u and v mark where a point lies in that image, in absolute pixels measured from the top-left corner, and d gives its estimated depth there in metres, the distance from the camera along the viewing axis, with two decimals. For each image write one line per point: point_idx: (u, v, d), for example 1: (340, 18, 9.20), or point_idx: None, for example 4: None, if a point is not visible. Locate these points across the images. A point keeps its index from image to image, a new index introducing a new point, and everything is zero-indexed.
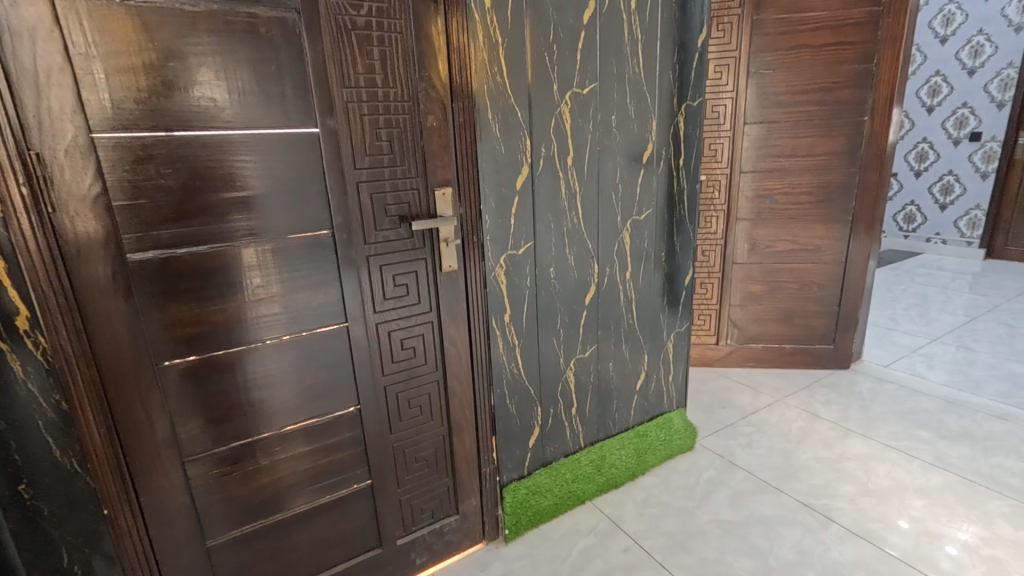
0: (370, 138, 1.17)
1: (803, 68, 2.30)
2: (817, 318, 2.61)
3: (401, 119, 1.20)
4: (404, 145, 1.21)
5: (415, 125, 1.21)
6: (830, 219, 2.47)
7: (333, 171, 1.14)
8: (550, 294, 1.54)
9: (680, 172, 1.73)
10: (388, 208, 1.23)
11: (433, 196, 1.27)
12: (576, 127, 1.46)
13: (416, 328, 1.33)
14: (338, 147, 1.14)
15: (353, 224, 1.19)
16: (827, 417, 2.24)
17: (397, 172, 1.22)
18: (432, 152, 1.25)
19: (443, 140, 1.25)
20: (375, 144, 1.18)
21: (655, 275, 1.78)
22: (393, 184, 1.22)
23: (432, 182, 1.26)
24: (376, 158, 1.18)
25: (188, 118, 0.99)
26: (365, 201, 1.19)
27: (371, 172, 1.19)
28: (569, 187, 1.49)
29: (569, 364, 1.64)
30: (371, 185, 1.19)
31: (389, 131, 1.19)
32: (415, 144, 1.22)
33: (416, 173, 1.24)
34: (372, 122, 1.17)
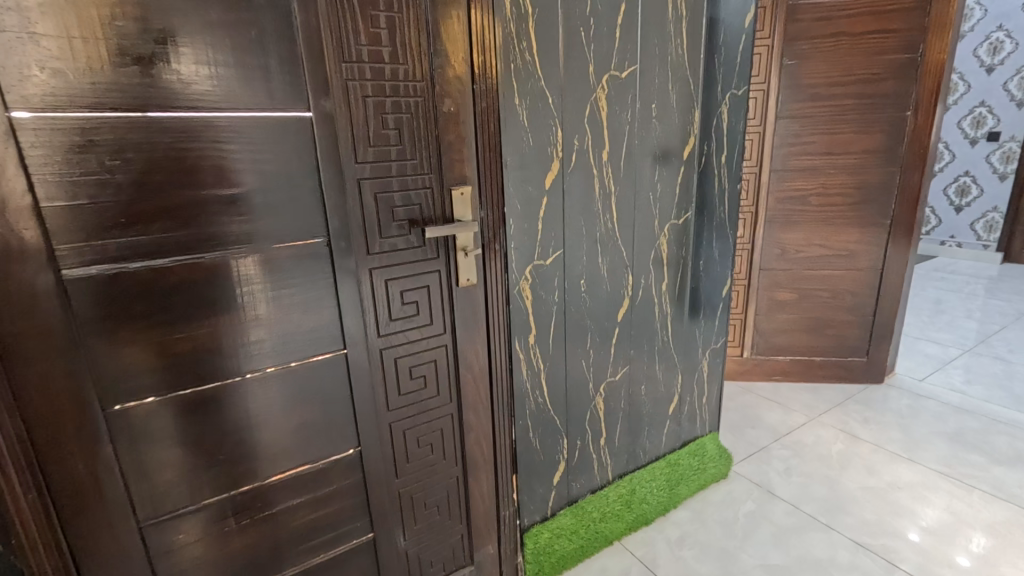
0: (374, 124, 0.96)
1: (840, 58, 2.11)
2: (849, 328, 2.42)
3: (412, 103, 0.98)
4: (415, 134, 1.00)
5: (428, 109, 1.00)
6: (866, 222, 2.28)
7: (328, 163, 0.93)
8: (579, 311, 1.33)
9: (721, 169, 1.54)
10: (395, 209, 1.01)
11: (449, 196, 1.06)
12: (613, 116, 1.25)
13: (427, 352, 1.12)
14: (336, 135, 0.92)
15: (353, 230, 0.98)
16: (867, 438, 2.05)
17: (407, 167, 1.00)
18: (448, 143, 1.04)
19: (462, 128, 1.04)
20: (381, 132, 0.96)
21: (691, 287, 1.59)
22: (403, 181, 1.01)
23: (447, 180, 1.05)
24: (380, 149, 0.97)
25: (142, 95, 0.77)
26: (368, 201, 0.98)
27: (376, 166, 0.97)
28: (603, 187, 1.28)
29: (598, 390, 1.44)
30: (375, 183, 0.98)
31: (397, 117, 0.97)
32: (428, 132, 1.01)
33: (429, 169, 1.03)
34: (377, 106, 0.95)
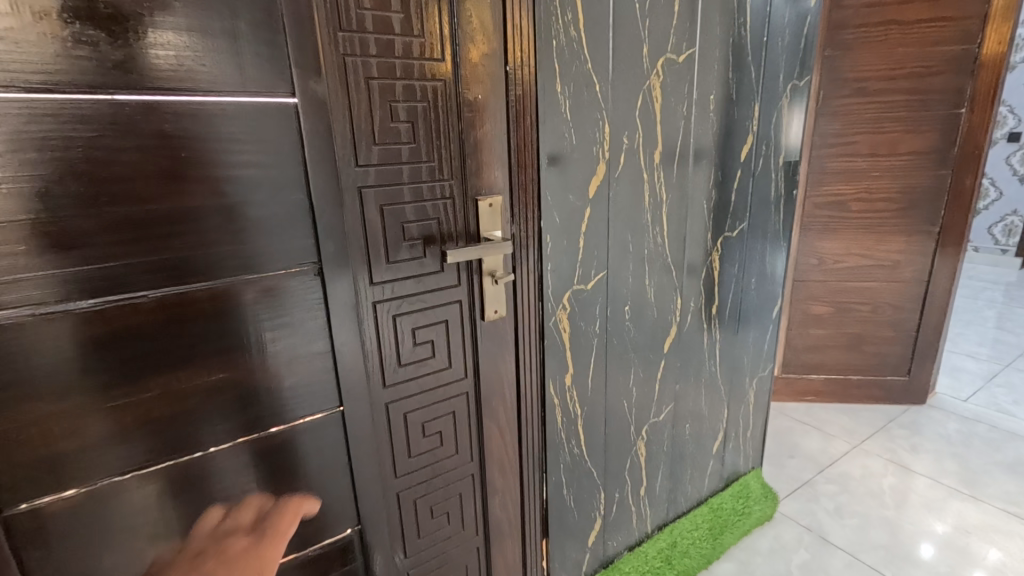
0: (381, 115, 0.73)
1: (889, 49, 1.91)
2: (889, 344, 2.23)
3: (429, 88, 0.76)
4: (433, 128, 0.78)
5: (448, 96, 0.78)
6: (912, 230, 2.08)
7: (320, 166, 0.70)
8: (623, 342, 1.12)
9: (778, 172, 1.33)
10: (406, 226, 0.79)
11: (474, 208, 0.84)
12: (667, 110, 1.03)
13: (445, 403, 0.90)
14: (331, 127, 0.70)
15: (353, 253, 0.75)
16: (920, 470, 1.85)
17: (421, 172, 0.78)
18: (474, 140, 0.81)
19: (492, 122, 0.82)
20: (388, 125, 0.74)
21: (742, 309, 1.39)
22: (417, 190, 0.78)
23: (472, 186, 0.83)
24: (388, 148, 0.75)
25: (82, 76, 0.55)
26: (372, 215, 0.75)
27: (383, 171, 0.75)
28: (653, 196, 1.06)
29: (640, 434, 1.23)
30: (381, 191, 0.75)
31: (410, 105, 0.75)
32: (448, 126, 0.79)
33: (449, 174, 0.81)
34: (384, 90, 0.73)
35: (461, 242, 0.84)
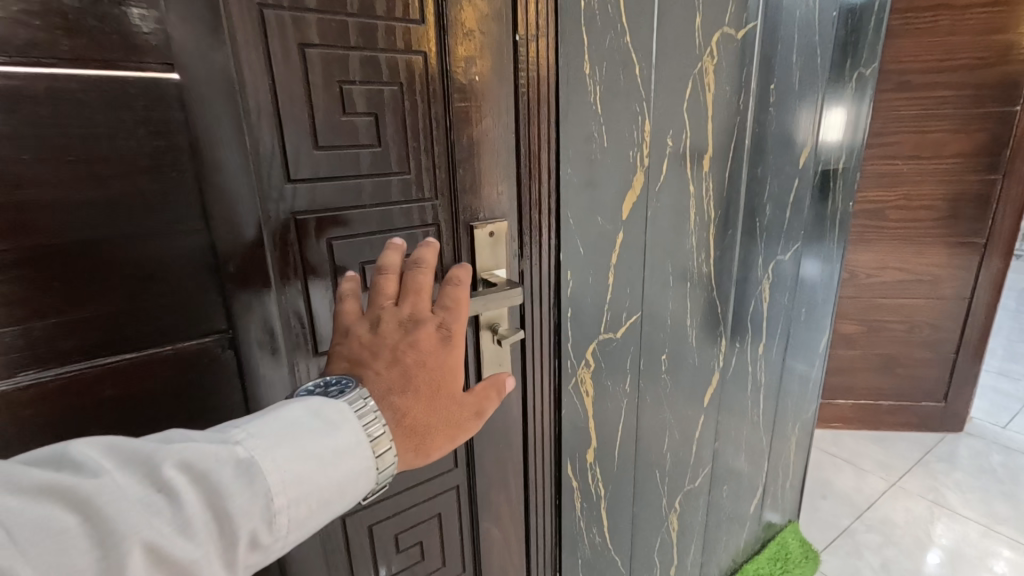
0: (327, 103, 0.48)
1: (938, 37, 1.69)
2: (924, 367, 2.02)
3: (402, 65, 0.51)
4: (408, 125, 0.53)
5: (432, 77, 0.53)
6: (956, 241, 1.86)
7: (228, 185, 0.46)
8: (657, 400, 0.88)
9: (835, 181, 1.12)
10: (368, 270, 0.54)
11: (469, 238, 0.60)
12: (720, 101, 0.80)
13: (427, 504, 0.66)
14: (247, 123, 0.45)
15: (292, 311, 0.51)
16: (971, 515, 1.64)
17: (391, 190, 0.54)
18: (470, 143, 0.57)
19: (495, 117, 0.58)
20: (339, 119, 0.49)
21: (789, 344, 1.16)
22: (385, 216, 0.54)
23: (466, 207, 0.59)
24: (339, 154, 0.50)
25: None
26: (315, 256, 0.51)
27: (333, 189, 0.50)
28: (700, 213, 0.83)
29: (673, 506, 0.99)
30: (329, 220, 0.51)
31: (374, 90, 0.50)
32: (430, 123, 0.54)
33: (433, 191, 0.56)
34: (331, 67, 0.48)
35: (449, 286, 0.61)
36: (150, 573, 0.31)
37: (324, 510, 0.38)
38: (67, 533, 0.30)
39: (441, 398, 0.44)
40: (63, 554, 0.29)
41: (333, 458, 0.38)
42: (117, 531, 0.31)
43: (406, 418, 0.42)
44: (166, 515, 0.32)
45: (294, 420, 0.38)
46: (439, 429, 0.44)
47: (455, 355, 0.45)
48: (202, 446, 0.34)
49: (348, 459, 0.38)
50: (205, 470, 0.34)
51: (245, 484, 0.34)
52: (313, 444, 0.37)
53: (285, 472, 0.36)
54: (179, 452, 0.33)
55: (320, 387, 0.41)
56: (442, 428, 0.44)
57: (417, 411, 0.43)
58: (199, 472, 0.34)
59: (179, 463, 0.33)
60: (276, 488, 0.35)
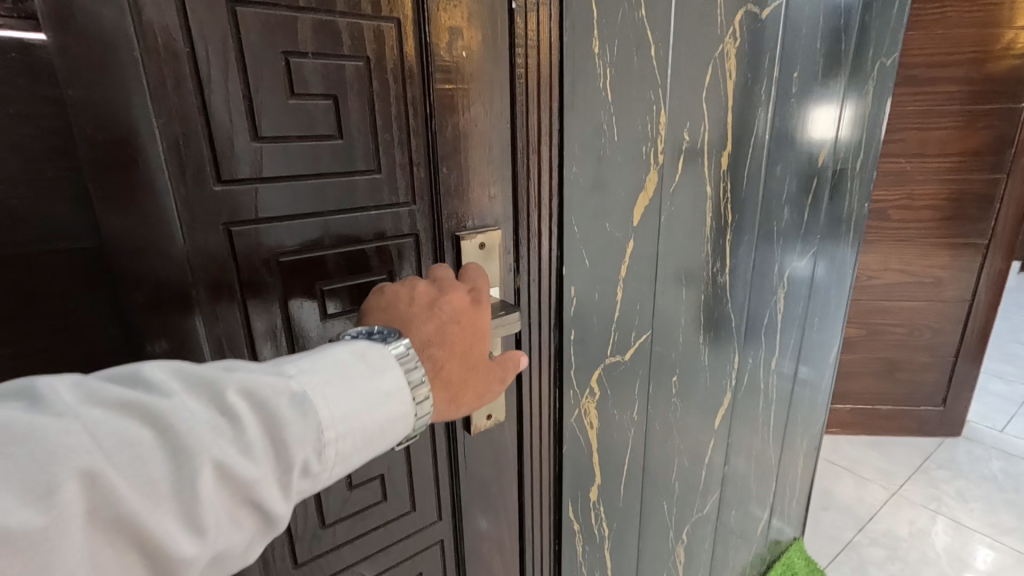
0: (269, 80, 0.37)
1: (945, 30, 1.62)
2: (923, 370, 1.97)
3: (369, 33, 0.41)
4: (378, 112, 0.43)
5: (407, 49, 0.43)
6: (959, 242, 1.81)
7: (130, 196, 0.34)
8: (666, 426, 0.78)
9: (852, 181, 1.04)
10: (329, 292, 0.44)
11: (455, 249, 0.50)
12: (740, 89, 0.70)
13: (405, 568, 0.55)
14: (160, 105, 0.34)
15: (231, 345, 0.41)
16: (975, 526, 1.59)
17: (357, 193, 0.43)
18: (456, 135, 0.47)
19: (488, 103, 0.48)
20: (286, 102, 0.38)
21: (801, 356, 1.08)
22: (349, 225, 0.43)
23: (451, 214, 0.48)
24: (287, 149, 0.39)
25: None
26: (259, 275, 0.40)
27: (285, 189, 0.40)
28: (716, 217, 0.73)
29: (680, 538, 0.90)
30: (276, 232, 0.40)
31: (332, 66, 0.40)
32: (405, 109, 0.44)
33: (410, 194, 0.46)
34: (273, 32, 0.37)
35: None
36: (217, 494, 0.29)
37: (375, 450, 0.35)
38: (141, 447, 0.27)
39: (476, 353, 0.41)
40: (136, 469, 0.27)
41: (381, 400, 0.34)
42: (186, 450, 0.28)
43: (443, 371, 0.39)
44: (235, 437, 0.30)
45: (345, 358, 0.35)
46: (476, 385, 0.41)
47: (483, 313, 0.42)
48: (261, 373, 0.32)
49: (393, 403, 0.35)
50: (266, 398, 0.31)
51: (301, 417, 0.32)
52: (361, 384, 0.34)
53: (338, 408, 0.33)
54: (243, 376, 0.31)
55: (362, 334, 0.38)
56: (478, 385, 0.41)
57: (455, 364, 0.39)
58: (261, 399, 0.31)
59: (243, 388, 0.31)
60: (331, 422, 0.33)
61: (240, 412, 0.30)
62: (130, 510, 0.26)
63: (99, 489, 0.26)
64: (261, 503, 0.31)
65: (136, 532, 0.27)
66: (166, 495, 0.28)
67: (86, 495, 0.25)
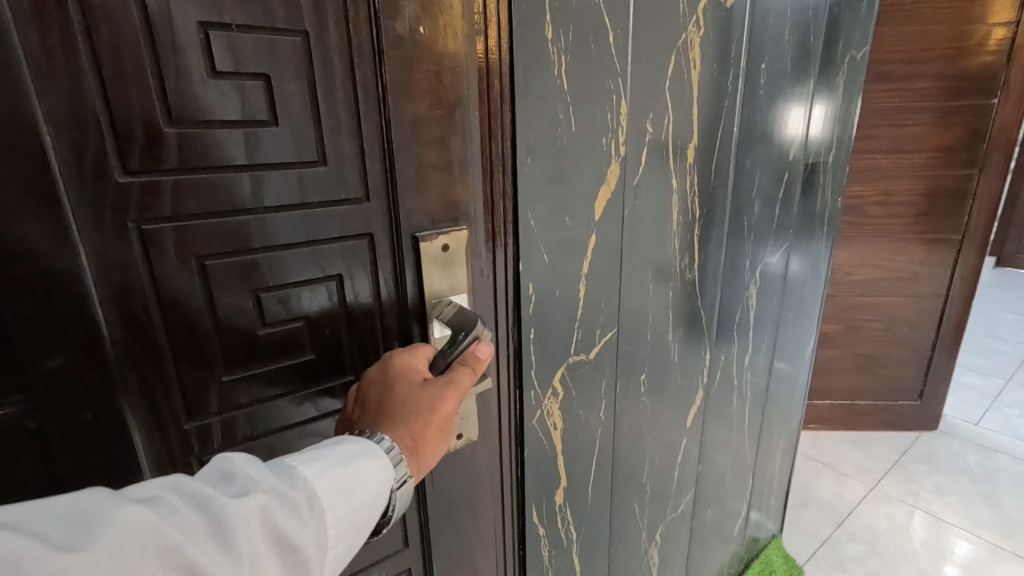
0: (180, 63, 0.35)
1: (918, 27, 1.63)
2: (901, 365, 1.98)
3: (306, 6, 0.38)
4: (320, 98, 0.41)
5: (353, 23, 0.40)
6: (933, 238, 1.82)
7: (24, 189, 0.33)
8: (636, 426, 0.77)
9: (825, 176, 1.03)
10: (266, 298, 0.43)
11: (415, 251, 0.48)
12: (707, 80, 0.68)
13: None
14: (51, 89, 0.33)
15: (145, 350, 0.39)
16: (952, 520, 1.60)
17: (302, 187, 0.41)
18: (407, 121, 0.44)
19: (433, 87, 0.45)
20: (204, 80, 0.36)
21: (776, 352, 1.07)
22: (291, 224, 0.42)
23: (400, 207, 0.46)
24: (214, 137, 0.37)
25: None
26: (177, 277, 0.39)
27: (205, 188, 0.38)
28: (684, 212, 0.72)
29: (654, 539, 0.89)
30: (199, 230, 0.38)
31: (264, 40, 0.37)
32: (351, 93, 0.42)
33: (363, 191, 0.44)
34: (185, 4, 0.35)
35: (390, 321, 0.50)
36: (253, 536, 0.32)
37: (370, 488, 0.38)
38: (177, 505, 0.31)
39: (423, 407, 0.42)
40: (180, 516, 0.30)
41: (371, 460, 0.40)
42: (221, 498, 0.32)
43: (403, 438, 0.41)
44: (235, 483, 0.33)
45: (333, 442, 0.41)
46: (431, 398, 0.43)
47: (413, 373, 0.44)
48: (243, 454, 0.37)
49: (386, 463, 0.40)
50: (275, 466, 0.36)
51: (310, 473, 0.36)
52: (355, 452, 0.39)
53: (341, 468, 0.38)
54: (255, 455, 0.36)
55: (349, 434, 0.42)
56: (437, 409, 0.43)
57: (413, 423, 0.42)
58: (273, 467, 0.36)
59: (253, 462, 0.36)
60: (316, 469, 0.37)
61: (240, 467, 0.34)
62: (173, 542, 0.29)
63: (152, 528, 0.29)
64: (288, 542, 0.33)
65: (185, 568, 0.29)
66: (207, 538, 0.30)
67: (143, 530, 0.28)
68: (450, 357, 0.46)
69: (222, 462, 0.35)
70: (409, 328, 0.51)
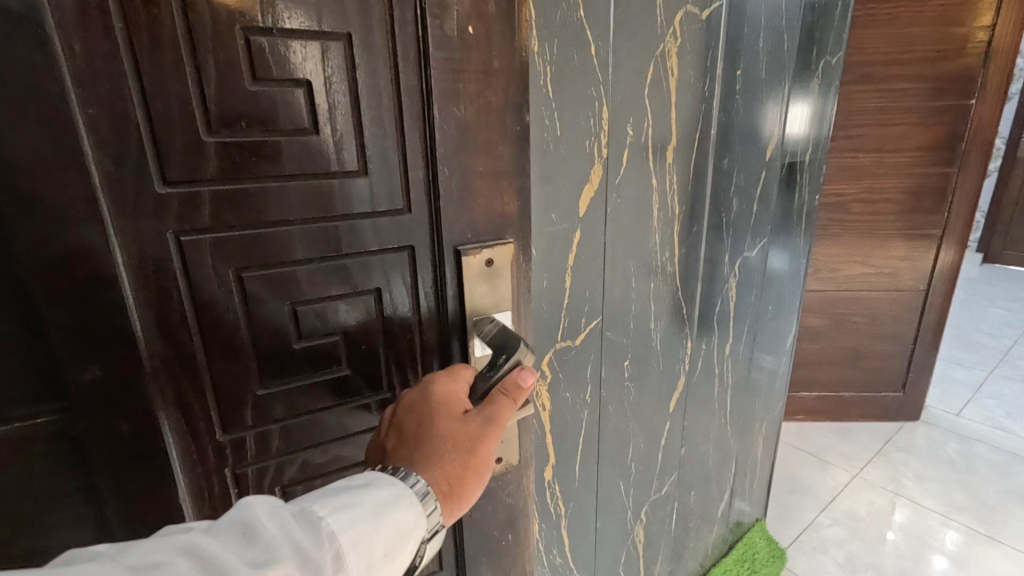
0: (223, 82, 0.40)
1: (898, 30, 1.68)
2: (884, 357, 2.05)
3: (355, 12, 0.42)
4: (366, 99, 0.44)
5: (398, 25, 0.43)
6: (914, 234, 1.88)
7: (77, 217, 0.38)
8: (621, 410, 0.82)
9: (803, 174, 1.08)
10: (303, 310, 0.47)
11: (459, 266, 0.52)
12: (684, 88, 0.74)
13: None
14: (100, 117, 0.37)
15: (177, 357, 0.43)
16: (930, 505, 1.66)
17: (346, 198, 0.45)
18: (450, 127, 0.47)
19: (478, 94, 0.48)
20: (248, 89, 0.41)
21: (756, 342, 1.13)
22: (332, 238, 0.46)
23: (443, 205, 0.49)
24: (254, 144, 0.42)
25: None
26: (207, 282, 0.42)
27: (243, 204, 0.42)
28: (663, 208, 0.77)
29: (639, 517, 0.94)
30: (235, 240, 0.42)
31: (309, 45, 0.41)
32: (396, 97, 0.45)
33: (406, 202, 0.48)
34: (233, 18, 0.39)
35: (430, 336, 0.54)
36: None
37: (397, 536, 0.39)
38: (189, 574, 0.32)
39: (467, 446, 0.45)
40: None
41: (393, 506, 0.40)
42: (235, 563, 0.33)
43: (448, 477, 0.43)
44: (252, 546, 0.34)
45: (360, 482, 0.41)
46: (475, 435, 0.45)
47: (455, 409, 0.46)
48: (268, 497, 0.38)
49: (410, 507, 0.40)
50: (294, 519, 0.36)
51: (328, 526, 0.37)
52: (377, 497, 0.40)
53: (361, 517, 0.38)
54: (276, 508, 0.37)
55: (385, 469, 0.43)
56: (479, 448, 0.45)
57: (456, 461, 0.44)
58: (291, 521, 0.36)
59: (274, 515, 0.36)
60: (343, 521, 0.37)
61: (259, 522, 0.35)
62: None
63: None
64: None
65: None
66: None
67: None
68: (492, 381, 0.49)
69: (245, 512, 0.36)
70: (451, 347, 0.55)
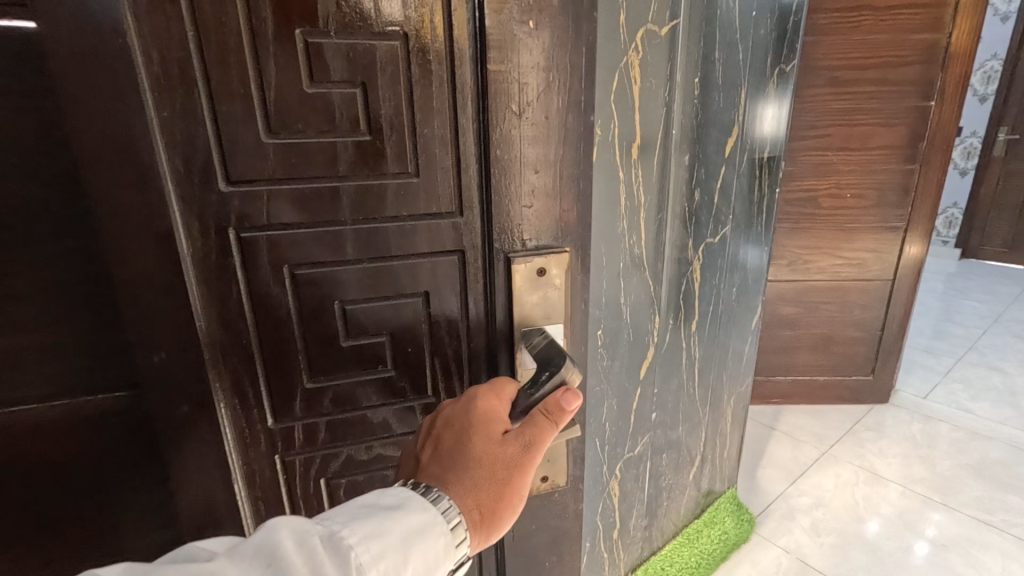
0: (284, 87, 0.50)
1: (862, 36, 1.81)
2: (854, 344, 2.18)
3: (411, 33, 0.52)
4: (417, 102, 0.54)
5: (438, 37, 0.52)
6: (880, 227, 2.01)
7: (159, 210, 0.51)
8: (596, 374, 0.94)
9: (764, 170, 1.21)
10: (349, 308, 0.59)
11: (513, 275, 0.60)
12: (647, 94, 0.86)
13: None
14: (178, 124, 0.49)
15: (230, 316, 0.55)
16: (892, 478, 1.79)
17: (401, 198, 0.56)
18: (508, 135, 0.55)
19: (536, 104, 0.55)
20: (305, 90, 0.51)
21: (722, 321, 1.25)
22: (382, 241, 0.57)
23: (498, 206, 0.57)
24: (306, 142, 0.52)
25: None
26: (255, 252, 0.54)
27: (300, 200, 0.53)
28: (630, 196, 0.89)
29: (614, 473, 1.06)
30: (288, 231, 0.54)
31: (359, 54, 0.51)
32: (451, 92, 0.54)
33: (458, 206, 0.58)
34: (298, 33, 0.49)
35: (477, 344, 0.64)
36: None
37: (423, 557, 0.45)
38: None
39: (500, 469, 0.51)
40: None
41: (412, 532, 0.45)
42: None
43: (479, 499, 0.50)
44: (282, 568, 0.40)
45: (380, 507, 0.47)
46: (509, 459, 0.51)
47: (493, 433, 0.52)
48: (291, 521, 0.43)
49: (428, 533, 0.46)
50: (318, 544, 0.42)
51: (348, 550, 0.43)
52: (394, 524, 0.45)
53: (381, 543, 0.44)
54: (301, 534, 0.43)
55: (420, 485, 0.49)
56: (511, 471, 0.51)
57: (489, 481, 0.50)
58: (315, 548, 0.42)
59: (300, 540, 0.42)
60: (367, 549, 0.43)
61: (286, 551, 0.41)
62: None
63: None
64: None
65: None
66: None
67: None
68: (534, 398, 0.55)
69: (272, 539, 0.42)
70: (498, 355, 0.64)
